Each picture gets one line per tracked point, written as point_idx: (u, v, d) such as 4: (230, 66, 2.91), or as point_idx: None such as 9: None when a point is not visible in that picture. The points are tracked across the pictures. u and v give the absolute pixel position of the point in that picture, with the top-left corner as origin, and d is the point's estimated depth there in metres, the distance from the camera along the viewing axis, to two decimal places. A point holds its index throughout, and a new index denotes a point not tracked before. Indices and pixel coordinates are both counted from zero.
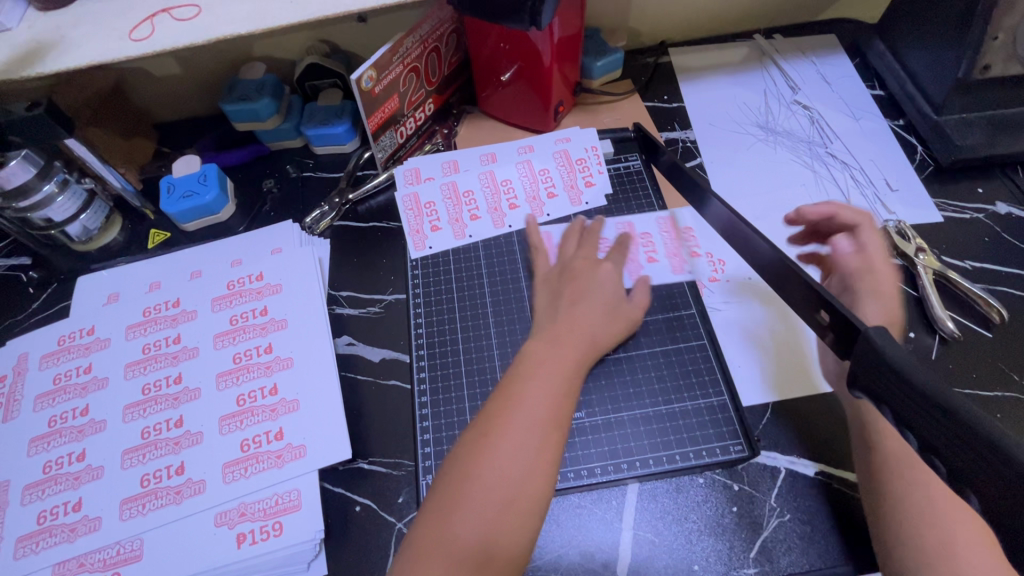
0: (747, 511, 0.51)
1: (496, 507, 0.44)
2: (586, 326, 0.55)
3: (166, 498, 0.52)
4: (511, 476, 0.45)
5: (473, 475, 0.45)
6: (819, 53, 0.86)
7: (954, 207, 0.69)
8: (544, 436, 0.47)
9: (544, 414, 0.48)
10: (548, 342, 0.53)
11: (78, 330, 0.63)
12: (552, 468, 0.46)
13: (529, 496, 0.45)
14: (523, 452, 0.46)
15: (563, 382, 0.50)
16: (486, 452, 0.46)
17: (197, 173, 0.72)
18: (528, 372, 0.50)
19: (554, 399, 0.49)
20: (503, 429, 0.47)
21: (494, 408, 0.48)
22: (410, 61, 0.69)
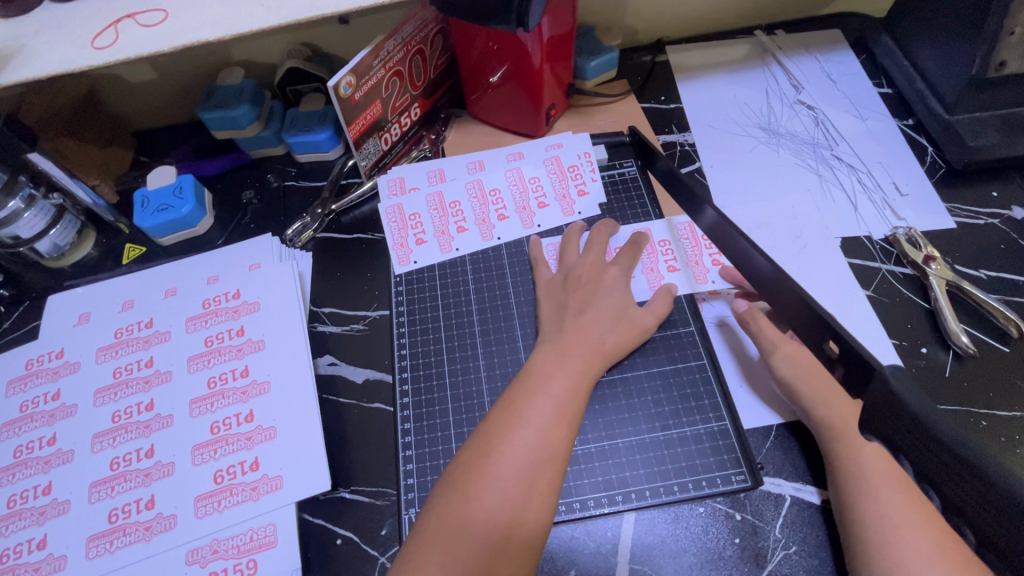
0: (750, 544, 0.48)
1: (484, 550, 0.40)
2: (582, 353, 0.52)
3: (135, 534, 0.50)
4: (501, 516, 0.42)
5: (459, 514, 0.42)
6: (823, 49, 0.82)
7: (967, 212, 0.66)
8: (537, 472, 0.44)
9: (538, 447, 0.45)
10: (542, 373, 0.50)
11: (46, 354, 0.60)
12: (546, 508, 0.43)
13: (520, 538, 0.41)
14: (514, 489, 0.42)
15: (559, 412, 0.47)
16: (475, 489, 0.42)
17: (172, 185, 0.69)
18: (522, 403, 0.47)
19: (549, 431, 0.46)
20: (506, 449, 0.44)
21: (484, 440, 0.45)
22: (392, 64, 0.65)
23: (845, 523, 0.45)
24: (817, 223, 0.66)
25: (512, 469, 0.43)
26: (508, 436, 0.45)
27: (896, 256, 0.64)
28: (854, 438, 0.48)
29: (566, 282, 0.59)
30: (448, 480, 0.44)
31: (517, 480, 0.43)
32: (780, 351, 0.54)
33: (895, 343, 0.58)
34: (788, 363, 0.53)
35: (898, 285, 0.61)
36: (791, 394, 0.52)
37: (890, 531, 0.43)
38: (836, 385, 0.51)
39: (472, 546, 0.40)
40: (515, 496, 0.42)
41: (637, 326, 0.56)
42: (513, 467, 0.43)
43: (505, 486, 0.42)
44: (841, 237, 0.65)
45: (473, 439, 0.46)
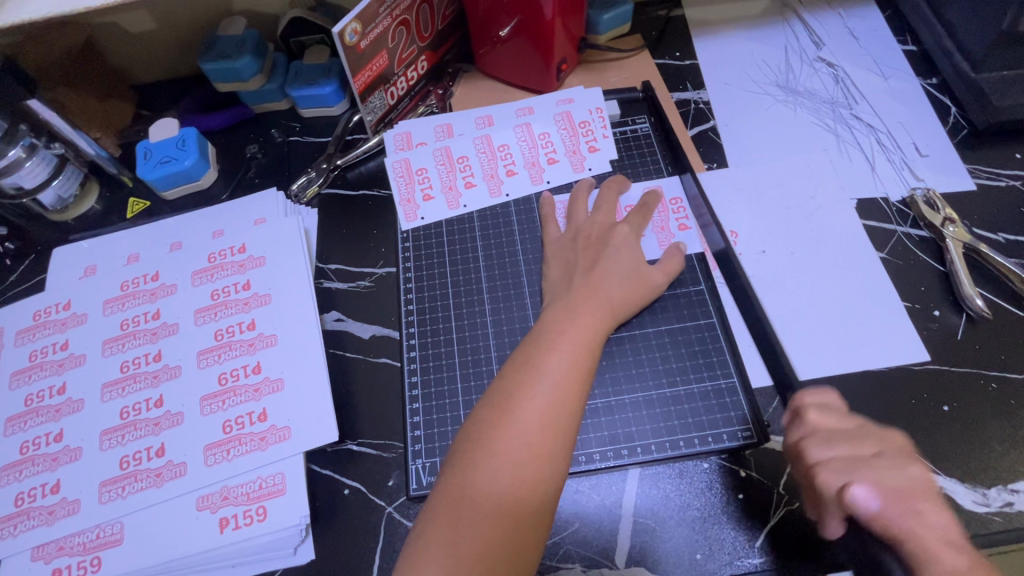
0: (753, 499, 0.49)
1: (509, 502, 0.41)
2: (594, 307, 0.51)
3: (146, 480, 0.50)
4: (525, 470, 0.42)
5: (482, 468, 0.42)
6: (846, 4, 0.79)
7: (988, 173, 0.64)
8: (557, 426, 0.43)
9: (558, 402, 0.44)
10: (556, 329, 0.49)
11: (54, 305, 0.60)
12: (567, 461, 0.43)
13: (544, 490, 0.42)
14: (537, 443, 0.42)
15: (574, 366, 0.47)
16: (498, 444, 0.42)
17: (175, 137, 0.67)
18: (539, 359, 0.47)
19: (567, 386, 0.45)
20: (525, 402, 0.44)
21: (503, 397, 0.45)
22: (399, 13, 0.63)
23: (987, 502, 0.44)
24: (833, 185, 0.64)
25: (534, 424, 0.43)
26: (527, 392, 0.45)
27: (913, 218, 0.62)
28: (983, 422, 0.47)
29: (575, 240, 0.58)
30: (468, 435, 0.44)
31: (539, 434, 0.43)
32: None
33: (908, 305, 0.57)
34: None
35: (913, 248, 0.60)
36: None
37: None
38: None
39: (497, 500, 0.41)
40: (539, 451, 0.42)
41: (647, 284, 0.55)
42: (536, 422, 0.43)
43: (528, 441, 0.42)
44: (856, 198, 0.64)
45: (491, 395, 0.46)
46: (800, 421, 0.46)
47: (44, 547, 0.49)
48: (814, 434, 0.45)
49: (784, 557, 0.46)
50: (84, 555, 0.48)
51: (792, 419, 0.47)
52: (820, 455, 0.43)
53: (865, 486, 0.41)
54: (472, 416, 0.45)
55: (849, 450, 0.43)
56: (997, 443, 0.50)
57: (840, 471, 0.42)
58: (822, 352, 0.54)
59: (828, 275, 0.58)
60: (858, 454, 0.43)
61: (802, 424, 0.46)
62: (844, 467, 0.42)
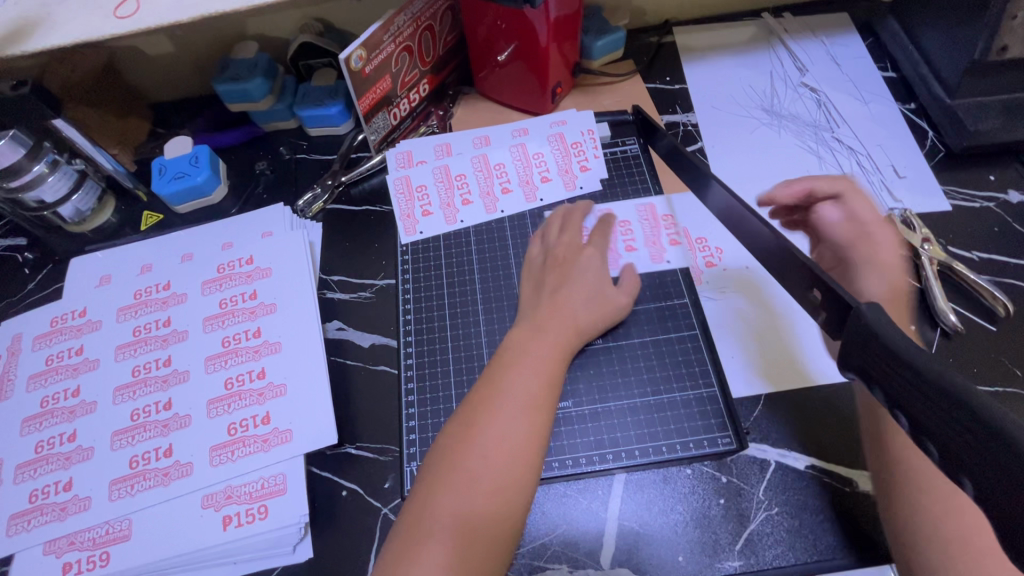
0: (734, 504, 0.51)
1: (479, 510, 0.43)
2: (557, 325, 0.54)
3: (154, 479, 0.53)
4: (493, 479, 0.44)
5: (447, 481, 0.44)
6: (829, 32, 0.83)
7: (963, 195, 0.67)
8: (522, 437, 0.46)
9: (522, 417, 0.47)
10: (520, 347, 0.52)
11: (70, 312, 0.63)
12: (535, 470, 0.46)
13: (510, 500, 0.44)
14: (500, 454, 0.45)
15: (539, 382, 0.49)
16: (466, 455, 0.45)
17: (188, 154, 0.71)
18: (501, 377, 0.50)
19: (529, 401, 0.48)
20: (488, 417, 0.47)
21: (471, 411, 0.48)
22: (403, 39, 0.67)
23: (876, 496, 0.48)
24: None
25: (495, 438, 0.46)
26: (494, 406, 0.47)
27: None
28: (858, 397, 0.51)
29: (545, 260, 0.60)
30: (440, 449, 0.47)
31: (505, 445, 0.46)
32: None
33: None
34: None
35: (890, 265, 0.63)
36: None
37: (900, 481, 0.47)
38: None
39: (467, 507, 0.43)
40: (506, 460, 0.45)
41: (634, 297, 0.58)
42: (502, 435, 0.46)
43: (489, 454, 0.45)
44: None
45: (461, 410, 0.49)
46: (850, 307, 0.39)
47: (56, 541, 0.51)
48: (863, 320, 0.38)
49: (761, 560, 0.48)
50: (93, 550, 0.50)
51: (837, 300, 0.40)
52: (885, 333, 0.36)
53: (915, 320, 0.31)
54: (441, 433, 0.48)
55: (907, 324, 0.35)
56: None
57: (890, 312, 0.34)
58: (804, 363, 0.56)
59: None
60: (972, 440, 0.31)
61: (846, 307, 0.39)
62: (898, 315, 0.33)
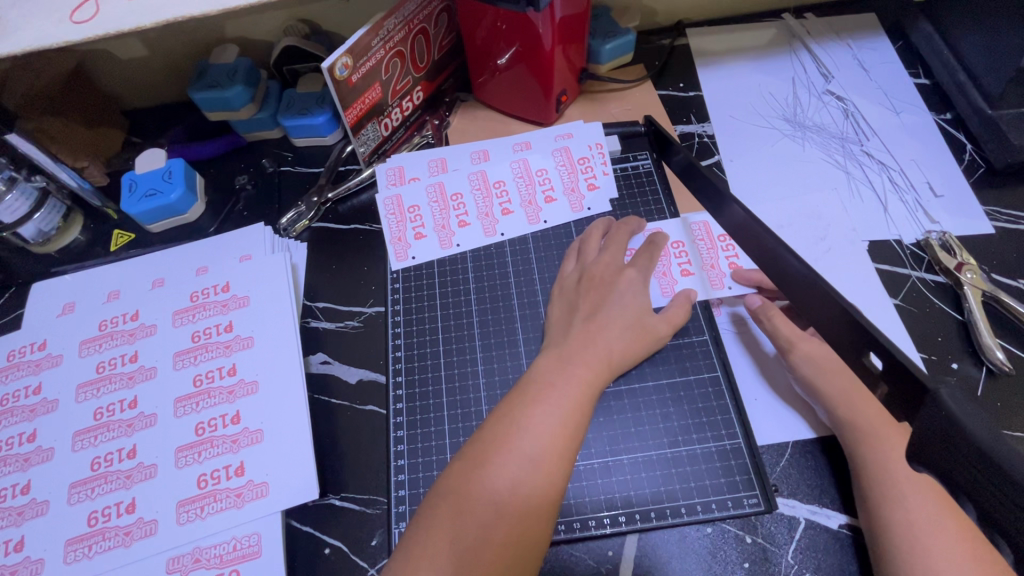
0: (760, 569, 0.45)
1: (477, 568, 0.37)
2: (591, 357, 0.48)
3: (114, 539, 0.48)
4: (496, 533, 0.38)
5: (449, 530, 0.38)
6: (855, 35, 0.77)
7: (1007, 216, 0.61)
8: (536, 489, 0.40)
9: (540, 462, 0.41)
10: (545, 381, 0.46)
11: (29, 345, 0.58)
12: (543, 528, 0.40)
13: (518, 557, 0.38)
14: (513, 503, 0.39)
15: (562, 422, 0.43)
16: (469, 501, 0.39)
17: (161, 169, 0.65)
18: (521, 411, 0.44)
19: (552, 444, 0.42)
20: (501, 459, 0.41)
21: (480, 449, 0.42)
22: (394, 44, 0.61)
23: (880, 553, 0.42)
24: (843, 225, 0.61)
25: (510, 483, 0.40)
26: (506, 446, 0.41)
27: (928, 262, 0.59)
28: (879, 440, 0.46)
29: (580, 281, 0.55)
30: (439, 490, 0.41)
31: (515, 495, 0.40)
32: (801, 348, 0.51)
33: (923, 357, 0.54)
34: (810, 361, 0.50)
35: (928, 294, 0.57)
36: (815, 393, 0.49)
37: (917, 540, 0.41)
38: (861, 389, 0.48)
39: (461, 564, 0.37)
40: (514, 512, 0.39)
41: (650, 334, 0.52)
42: (513, 481, 0.40)
43: (501, 500, 0.39)
44: (868, 240, 0.61)
45: (468, 447, 0.43)
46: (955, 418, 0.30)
47: None
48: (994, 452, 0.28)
49: None
50: None
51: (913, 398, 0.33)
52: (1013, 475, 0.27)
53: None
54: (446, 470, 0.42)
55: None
56: None
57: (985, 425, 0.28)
58: None
59: None
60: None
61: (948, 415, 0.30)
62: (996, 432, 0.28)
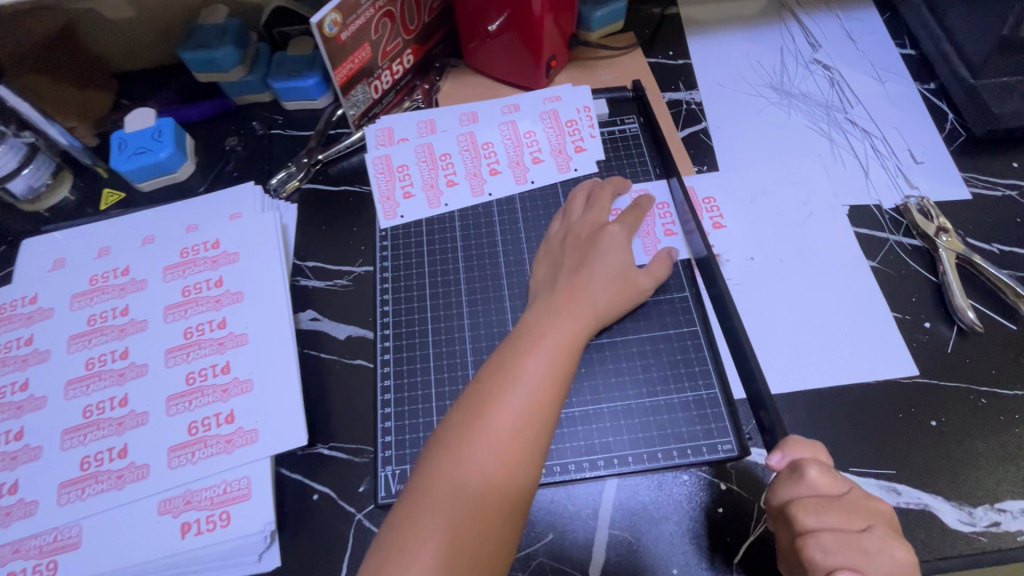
0: (732, 513, 0.47)
1: (475, 516, 0.38)
2: (575, 310, 0.49)
3: (107, 482, 0.49)
4: (495, 479, 0.39)
5: (450, 478, 0.39)
6: (844, 6, 0.77)
7: (985, 182, 0.62)
8: (531, 435, 0.41)
9: (532, 409, 0.42)
10: (534, 333, 0.47)
11: (20, 298, 0.58)
12: (535, 474, 0.41)
13: (515, 501, 0.39)
14: (510, 449, 0.40)
15: (552, 371, 0.44)
16: (467, 452, 0.40)
17: (151, 127, 0.65)
18: (514, 363, 0.44)
19: (543, 392, 0.43)
20: (498, 409, 0.41)
21: (476, 400, 0.42)
22: (383, 3, 0.61)
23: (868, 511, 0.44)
24: (825, 190, 0.62)
25: (507, 431, 0.40)
26: (500, 397, 0.42)
27: (906, 227, 0.60)
28: None
29: (565, 239, 0.56)
30: (438, 443, 0.41)
31: (512, 442, 0.40)
32: None
33: (897, 317, 0.55)
34: None
35: (904, 256, 0.59)
36: None
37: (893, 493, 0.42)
38: None
39: (460, 514, 0.38)
40: (508, 461, 0.40)
41: (634, 288, 0.53)
42: (507, 430, 0.40)
43: (499, 448, 0.40)
44: (848, 205, 0.62)
45: (462, 399, 0.43)
46: (797, 475, 0.40)
47: None
48: (808, 497, 0.39)
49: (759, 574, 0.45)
50: (40, 559, 0.47)
51: (789, 472, 0.41)
52: (811, 523, 0.39)
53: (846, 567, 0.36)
54: (445, 422, 0.42)
55: (838, 521, 0.39)
56: (982, 461, 0.49)
57: (817, 514, 0.39)
58: (810, 366, 0.53)
59: (816, 285, 0.57)
60: (847, 528, 0.38)
61: (800, 481, 0.40)
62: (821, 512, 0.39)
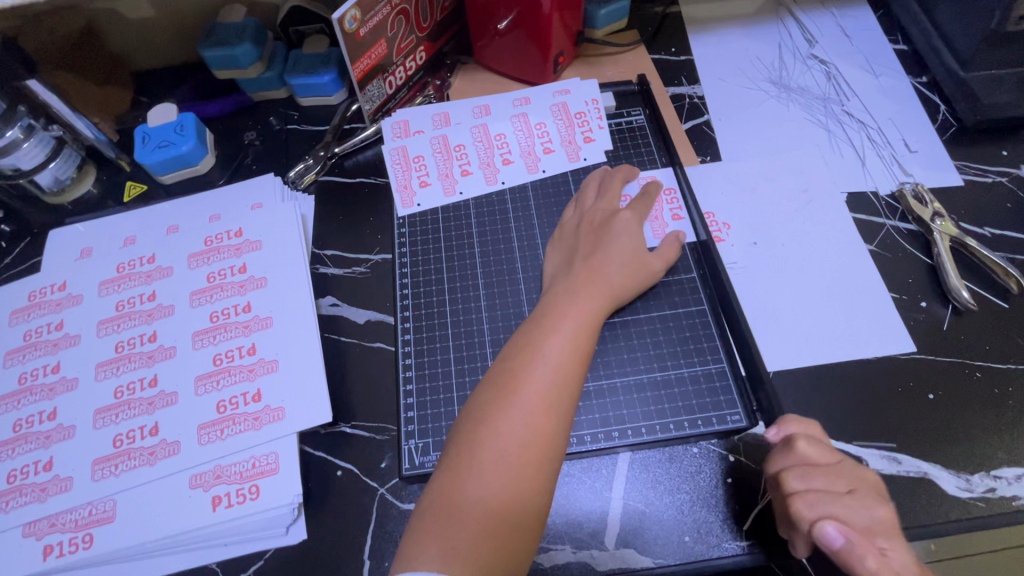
0: (742, 483, 0.49)
1: (514, 482, 0.40)
2: (593, 290, 0.51)
3: (140, 458, 0.51)
4: (529, 448, 0.41)
5: (486, 449, 0.41)
6: (839, 4, 0.80)
7: (976, 170, 0.65)
8: (559, 407, 0.43)
9: (559, 382, 0.44)
10: (556, 312, 0.49)
11: (49, 286, 0.60)
12: (567, 442, 0.43)
13: (547, 469, 0.41)
14: (540, 420, 0.42)
15: (575, 347, 0.46)
16: (500, 423, 0.42)
17: (173, 122, 0.68)
18: (539, 341, 0.46)
19: (567, 366, 0.45)
20: (526, 383, 0.43)
21: (505, 375, 0.44)
22: (398, 2, 0.64)
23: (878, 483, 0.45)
24: (824, 178, 0.65)
25: (536, 404, 0.43)
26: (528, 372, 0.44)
27: (902, 212, 0.63)
28: None
29: (579, 225, 0.58)
30: (471, 416, 0.43)
31: (541, 412, 0.42)
32: None
33: (895, 297, 0.58)
34: None
35: (901, 240, 0.61)
36: None
37: None
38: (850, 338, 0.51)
39: (499, 483, 0.40)
40: (542, 432, 0.42)
41: (645, 269, 0.55)
42: (538, 401, 0.43)
43: (531, 419, 0.42)
44: (846, 192, 0.65)
45: (494, 375, 0.45)
46: (788, 449, 0.45)
47: (36, 523, 0.49)
48: (796, 465, 0.45)
49: (768, 539, 0.47)
50: (76, 531, 0.48)
51: (782, 444, 0.46)
52: (796, 486, 0.44)
53: (833, 523, 0.41)
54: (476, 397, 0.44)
55: (821, 484, 0.44)
56: (978, 431, 0.51)
57: (802, 476, 0.44)
58: (814, 343, 0.55)
59: (816, 268, 0.59)
60: (830, 489, 0.44)
61: (790, 452, 0.45)
62: (801, 468, 0.44)
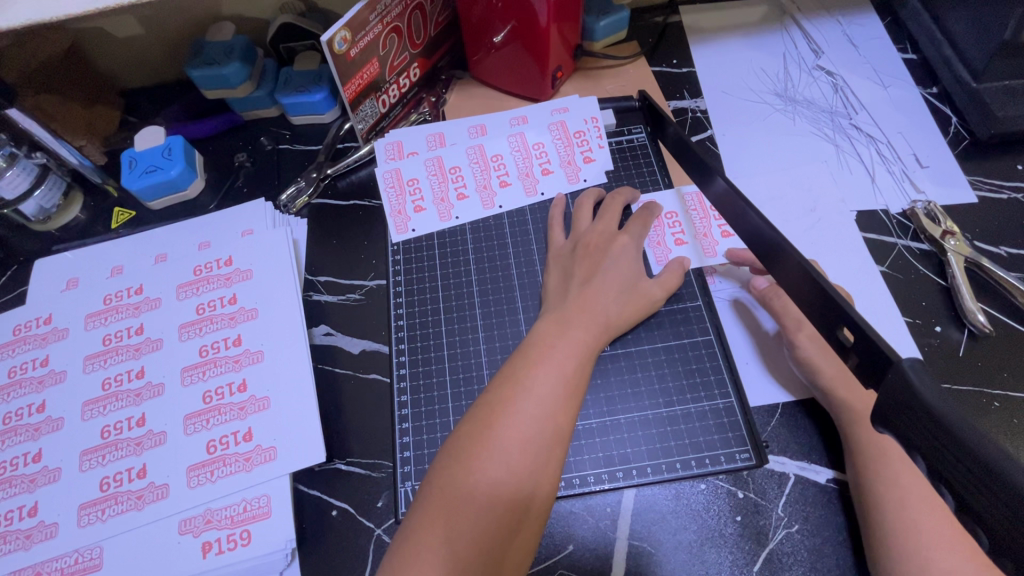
0: (751, 522, 0.47)
1: (514, 479, 0.40)
2: (595, 299, 0.51)
3: (127, 503, 0.49)
4: (532, 445, 0.41)
5: (487, 444, 0.41)
6: (846, 12, 0.78)
7: (990, 185, 0.63)
8: (563, 407, 0.43)
9: (563, 383, 0.44)
10: (561, 321, 0.49)
11: (34, 320, 0.58)
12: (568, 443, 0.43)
13: (548, 469, 0.41)
14: (544, 418, 0.42)
15: (579, 351, 0.47)
16: (504, 418, 0.42)
17: (161, 146, 0.66)
18: (543, 344, 0.47)
19: (572, 369, 0.45)
20: (530, 382, 0.44)
21: (511, 375, 0.45)
22: (390, 19, 0.62)
23: (874, 526, 0.43)
24: (833, 197, 0.63)
25: (540, 402, 0.43)
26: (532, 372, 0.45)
27: (914, 231, 0.61)
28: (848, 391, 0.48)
29: (574, 249, 0.56)
30: (475, 413, 0.43)
31: (545, 411, 0.42)
32: (806, 330, 0.51)
33: (908, 322, 0.56)
34: (812, 345, 0.50)
35: (913, 262, 0.59)
36: (814, 374, 0.50)
37: (905, 514, 0.42)
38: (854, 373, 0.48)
39: (488, 491, 0.39)
40: (545, 430, 0.42)
41: (644, 298, 0.54)
42: (542, 401, 0.43)
43: (534, 416, 0.42)
44: (856, 210, 0.63)
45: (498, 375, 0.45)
46: None
47: (21, 572, 0.47)
48: None
49: None
50: None
51: None
52: None
53: None
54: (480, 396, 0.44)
55: None
56: None
57: None
58: None
59: None
60: None
61: None
62: None
